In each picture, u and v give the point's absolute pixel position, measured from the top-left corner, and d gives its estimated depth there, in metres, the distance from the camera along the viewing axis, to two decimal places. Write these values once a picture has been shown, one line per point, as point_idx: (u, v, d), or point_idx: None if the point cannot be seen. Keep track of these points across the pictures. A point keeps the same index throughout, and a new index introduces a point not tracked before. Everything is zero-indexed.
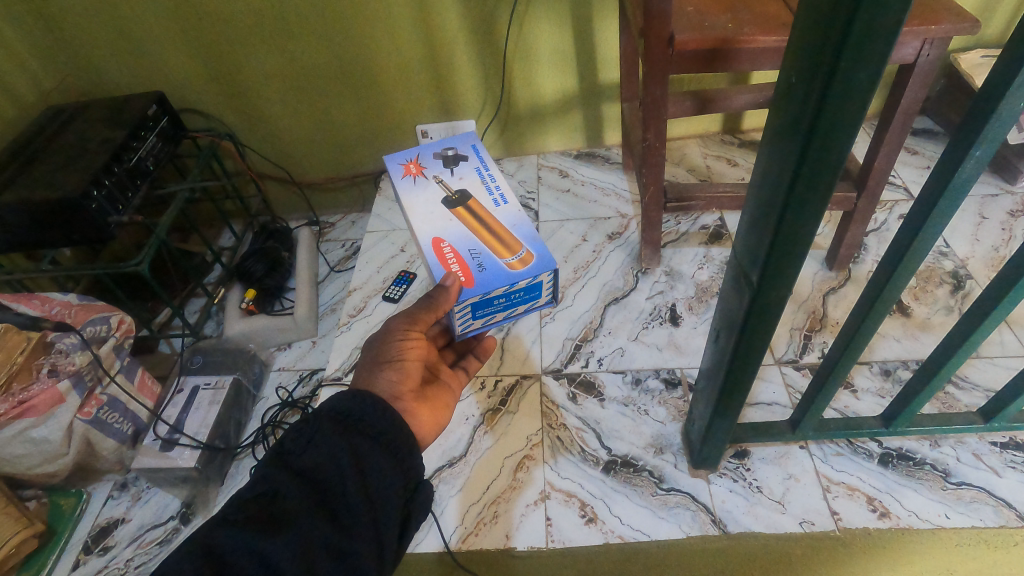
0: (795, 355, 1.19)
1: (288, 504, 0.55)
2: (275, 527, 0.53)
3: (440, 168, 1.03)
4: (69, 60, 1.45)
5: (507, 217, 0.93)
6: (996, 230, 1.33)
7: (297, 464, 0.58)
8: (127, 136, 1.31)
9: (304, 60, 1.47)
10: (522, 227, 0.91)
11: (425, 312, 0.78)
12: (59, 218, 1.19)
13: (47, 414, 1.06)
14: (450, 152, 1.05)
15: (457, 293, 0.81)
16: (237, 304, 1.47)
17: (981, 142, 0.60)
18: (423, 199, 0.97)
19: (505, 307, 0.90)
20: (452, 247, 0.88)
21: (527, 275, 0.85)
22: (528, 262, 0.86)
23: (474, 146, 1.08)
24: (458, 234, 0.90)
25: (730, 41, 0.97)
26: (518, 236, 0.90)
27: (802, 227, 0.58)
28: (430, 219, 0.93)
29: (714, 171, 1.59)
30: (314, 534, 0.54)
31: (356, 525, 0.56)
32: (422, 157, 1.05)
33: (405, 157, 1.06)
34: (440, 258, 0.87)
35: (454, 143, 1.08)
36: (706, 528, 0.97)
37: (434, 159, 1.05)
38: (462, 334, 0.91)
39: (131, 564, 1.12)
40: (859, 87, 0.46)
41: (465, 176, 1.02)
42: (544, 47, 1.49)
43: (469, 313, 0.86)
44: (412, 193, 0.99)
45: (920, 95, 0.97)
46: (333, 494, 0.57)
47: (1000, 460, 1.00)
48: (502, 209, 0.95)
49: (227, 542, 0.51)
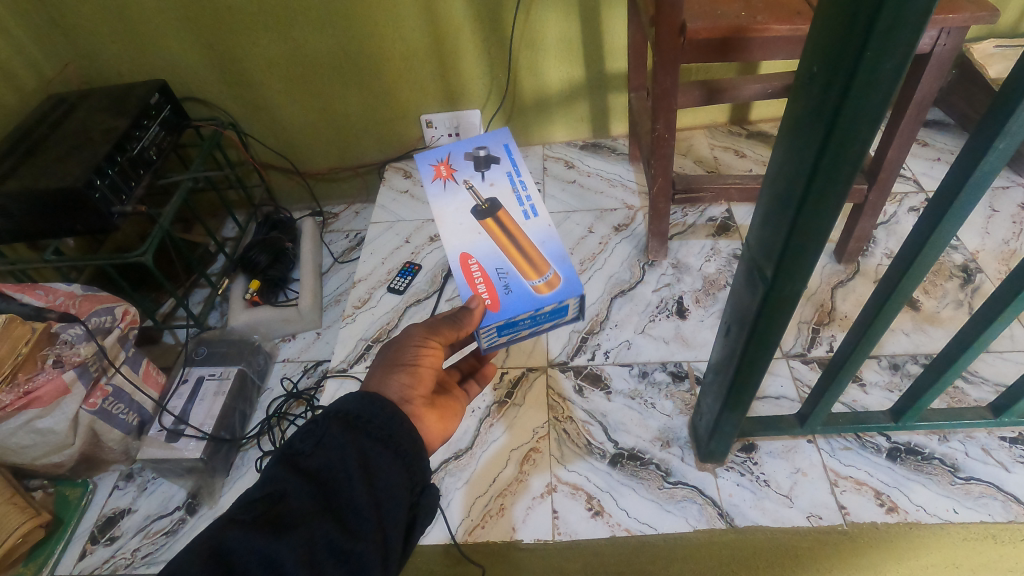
0: (803, 348, 1.18)
1: (294, 505, 0.54)
2: (280, 527, 0.52)
3: (471, 172, 0.99)
4: (70, 48, 1.44)
5: (536, 234, 0.91)
6: (1007, 224, 1.31)
7: (305, 464, 0.58)
8: (129, 125, 1.30)
9: (309, 49, 1.45)
10: (551, 245, 0.91)
11: (448, 328, 0.79)
12: (62, 207, 1.18)
13: (52, 405, 1.06)
14: (482, 153, 1.00)
15: (480, 315, 0.83)
16: (242, 295, 1.47)
17: (1004, 135, 0.59)
18: (451, 209, 0.95)
19: (530, 324, 0.92)
20: (480, 265, 0.89)
21: (552, 299, 0.87)
22: (554, 285, 0.88)
23: (507, 145, 1.03)
24: (486, 251, 0.90)
25: (743, 30, 0.96)
26: (546, 254, 0.90)
27: (820, 221, 0.57)
28: (458, 234, 0.91)
29: (722, 162, 1.57)
30: (319, 536, 0.53)
31: (362, 526, 0.55)
32: (454, 158, 1.01)
33: (436, 158, 1.02)
34: (466, 277, 0.88)
35: (486, 141, 1.03)
36: (714, 522, 0.97)
37: (466, 161, 1.01)
38: (488, 350, 0.94)
39: (137, 554, 1.12)
40: (884, 76, 0.45)
41: (496, 182, 0.98)
42: (551, 36, 1.47)
43: (495, 334, 0.89)
44: (442, 202, 0.96)
45: (935, 86, 0.96)
46: (339, 497, 0.57)
47: (1009, 455, 0.99)
48: (532, 223, 0.93)
49: (235, 542, 0.50)
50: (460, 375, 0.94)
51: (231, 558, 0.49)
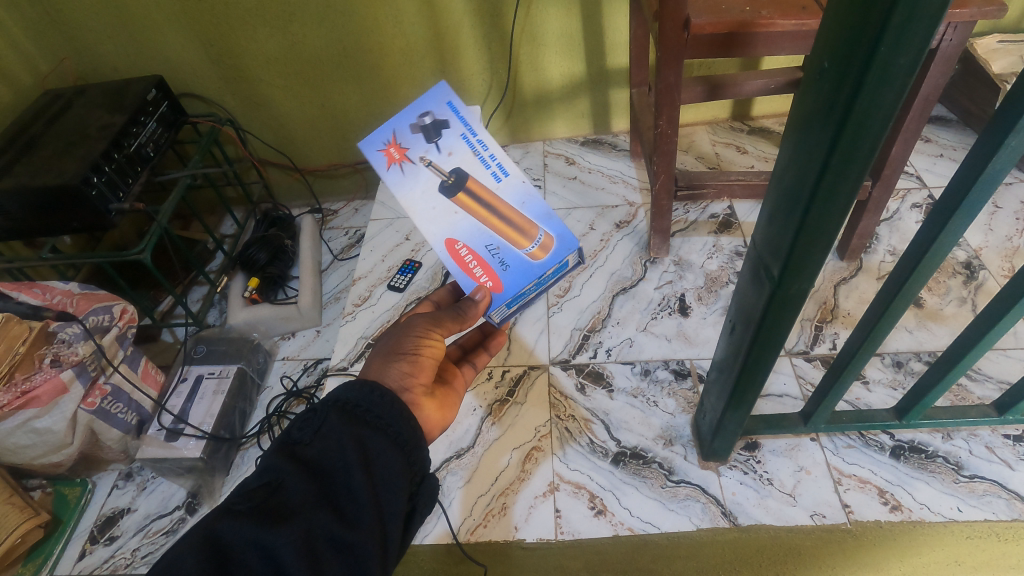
0: (805, 346, 1.18)
1: (291, 494, 0.53)
2: (278, 517, 0.51)
3: (424, 144, 0.75)
4: (65, 42, 1.41)
5: (513, 194, 0.76)
6: (1010, 220, 1.31)
7: (303, 453, 0.57)
8: (126, 120, 1.28)
9: (307, 44, 1.43)
10: (533, 202, 0.76)
11: (450, 320, 0.78)
12: (59, 204, 1.17)
13: (50, 404, 1.05)
14: (428, 120, 0.74)
15: (487, 304, 0.78)
16: (241, 293, 1.46)
17: (1015, 132, 0.58)
18: (416, 196, 0.75)
19: (537, 290, 0.83)
20: (468, 247, 0.76)
21: (552, 263, 0.79)
22: (549, 247, 0.78)
23: (452, 100, 0.75)
24: (469, 230, 0.75)
25: (748, 24, 0.95)
26: (530, 215, 0.77)
27: (829, 218, 0.56)
28: (434, 223, 0.75)
29: (724, 158, 1.56)
30: (317, 526, 0.52)
31: (360, 518, 0.54)
32: (395, 132, 0.75)
33: (378, 140, 0.75)
34: (460, 266, 0.77)
35: (425, 100, 0.74)
36: (717, 521, 0.97)
37: (411, 131, 0.75)
38: (503, 323, 0.87)
39: (137, 554, 1.12)
40: (898, 71, 0.44)
41: (455, 149, 0.74)
42: (552, 31, 1.45)
43: (506, 310, 0.82)
44: (402, 189, 0.74)
45: (941, 81, 0.95)
46: (336, 486, 0.56)
47: (1013, 453, 0.99)
48: (506, 182, 0.75)
49: (231, 534, 0.49)
50: (459, 351, 0.93)
51: (230, 553, 0.49)
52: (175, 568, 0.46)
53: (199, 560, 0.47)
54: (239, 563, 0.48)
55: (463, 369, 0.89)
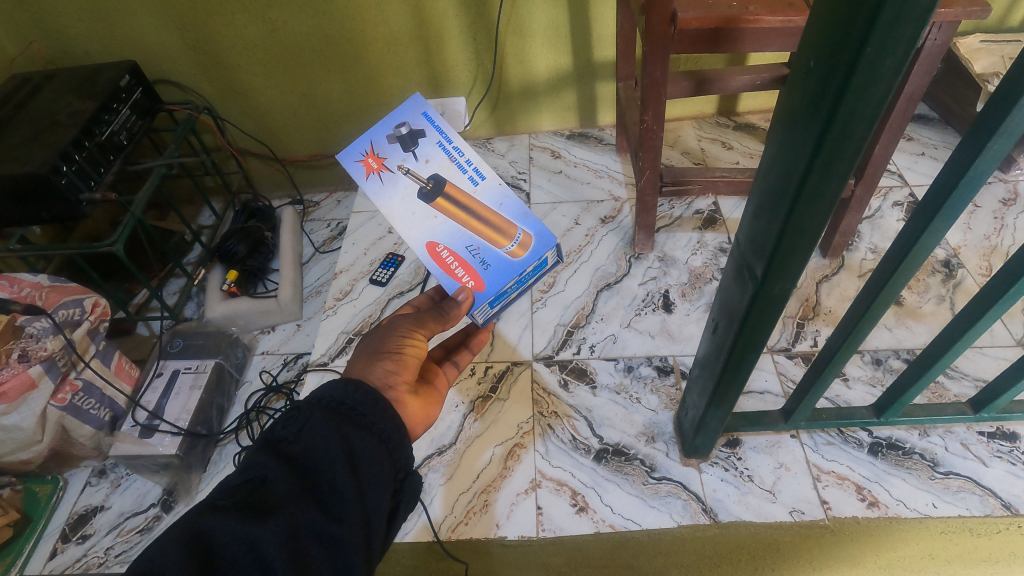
0: (787, 343, 1.19)
1: (276, 489, 0.52)
2: (262, 510, 0.49)
3: (400, 153, 0.73)
4: (32, 25, 1.36)
5: (491, 197, 0.74)
6: (988, 220, 1.33)
7: (288, 450, 0.55)
8: (98, 107, 1.24)
9: (286, 31, 1.39)
10: (511, 202, 0.75)
11: (433, 320, 0.77)
12: (28, 193, 1.13)
13: (19, 400, 1.02)
14: (403, 129, 0.73)
15: (470, 305, 0.78)
16: (218, 286, 1.43)
17: (996, 137, 0.58)
18: (395, 203, 0.74)
19: (518, 287, 0.83)
20: (449, 249, 0.75)
21: (532, 260, 0.78)
22: (528, 245, 0.77)
23: (427, 109, 0.74)
24: (450, 233, 0.74)
25: (734, 21, 0.94)
26: (508, 215, 0.76)
27: (811, 217, 0.56)
28: (413, 228, 0.74)
29: (709, 153, 1.56)
30: (302, 520, 0.50)
31: (345, 514, 0.53)
32: (373, 143, 0.74)
33: (357, 150, 0.74)
34: (441, 268, 0.75)
35: (400, 111, 0.73)
36: (697, 518, 0.97)
37: (388, 141, 0.73)
38: (487, 324, 0.87)
39: (111, 552, 1.09)
40: (884, 72, 0.43)
41: (432, 156, 0.73)
42: (539, 21, 1.43)
43: (489, 309, 0.82)
44: (382, 198, 0.74)
45: (925, 82, 0.95)
46: (322, 481, 0.54)
47: (987, 450, 1.01)
48: (483, 185, 0.74)
49: (215, 526, 0.48)
50: (443, 350, 0.91)
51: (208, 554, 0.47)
52: (158, 564, 0.44)
53: (185, 555, 0.45)
54: (223, 560, 0.46)
55: (445, 369, 0.87)
